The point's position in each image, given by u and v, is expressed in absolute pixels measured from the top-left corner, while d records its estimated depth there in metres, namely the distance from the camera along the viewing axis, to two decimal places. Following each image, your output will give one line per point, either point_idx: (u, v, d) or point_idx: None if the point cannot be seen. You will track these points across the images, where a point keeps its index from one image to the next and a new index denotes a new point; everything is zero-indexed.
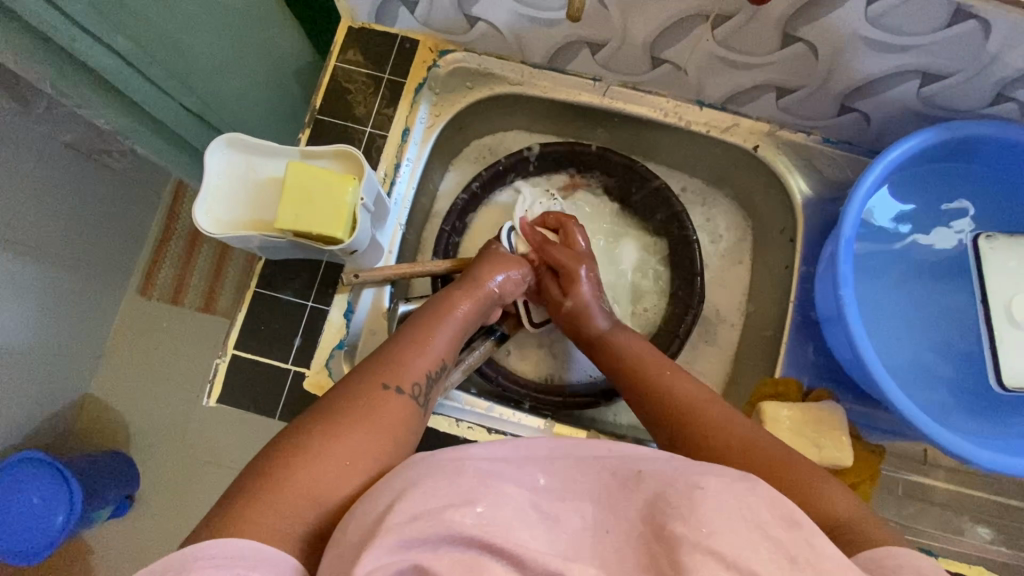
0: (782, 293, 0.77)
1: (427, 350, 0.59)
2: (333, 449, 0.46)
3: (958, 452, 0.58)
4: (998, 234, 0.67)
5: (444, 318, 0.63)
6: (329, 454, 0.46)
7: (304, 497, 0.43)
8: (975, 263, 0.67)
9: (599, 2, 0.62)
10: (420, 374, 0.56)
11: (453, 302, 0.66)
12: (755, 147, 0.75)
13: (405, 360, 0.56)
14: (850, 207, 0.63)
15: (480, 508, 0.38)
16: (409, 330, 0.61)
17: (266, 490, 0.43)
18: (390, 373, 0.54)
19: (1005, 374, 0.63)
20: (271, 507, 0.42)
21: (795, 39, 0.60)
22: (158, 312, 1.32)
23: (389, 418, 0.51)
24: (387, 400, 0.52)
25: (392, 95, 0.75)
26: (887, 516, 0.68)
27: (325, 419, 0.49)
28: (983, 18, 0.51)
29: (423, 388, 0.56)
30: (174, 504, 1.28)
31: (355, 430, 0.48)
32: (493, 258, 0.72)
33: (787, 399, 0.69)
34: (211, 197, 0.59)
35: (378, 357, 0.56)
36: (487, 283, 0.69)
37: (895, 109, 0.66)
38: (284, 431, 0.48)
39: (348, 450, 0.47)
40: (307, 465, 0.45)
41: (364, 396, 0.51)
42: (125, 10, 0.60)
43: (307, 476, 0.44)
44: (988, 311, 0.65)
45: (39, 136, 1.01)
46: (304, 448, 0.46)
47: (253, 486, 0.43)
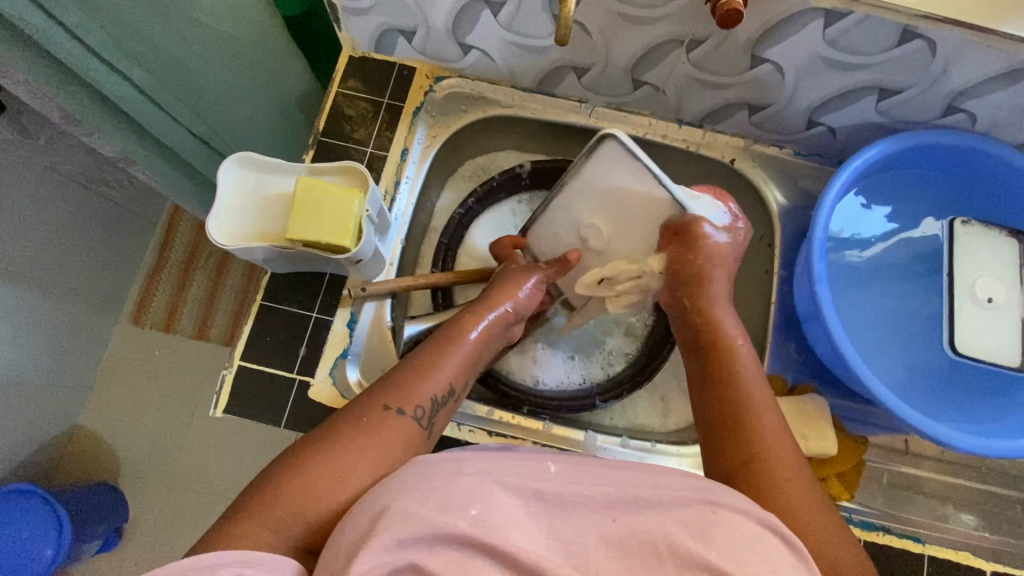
0: (763, 297, 0.81)
1: (436, 374, 0.58)
2: (330, 464, 0.47)
3: (936, 436, 0.62)
4: (971, 220, 0.71)
5: (453, 345, 0.62)
6: (325, 471, 0.47)
7: (296, 513, 0.45)
8: (945, 246, 0.71)
9: (583, 29, 0.67)
10: (425, 397, 0.55)
11: (464, 326, 0.65)
12: (732, 160, 0.81)
13: (411, 385, 0.56)
14: (820, 210, 0.67)
15: (474, 511, 0.40)
16: (419, 353, 0.60)
17: (265, 508, 0.45)
18: (395, 395, 0.54)
19: (969, 350, 0.67)
20: (269, 520, 0.44)
21: (763, 60, 0.65)
22: (153, 338, 1.33)
23: (389, 440, 0.51)
24: (389, 420, 0.52)
25: (391, 118, 0.80)
26: (877, 506, 0.70)
27: (327, 438, 0.49)
28: (928, 37, 0.57)
29: (427, 411, 0.55)
30: (168, 531, 1.26)
31: (355, 450, 0.49)
32: (507, 280, 0.73)
33: (773, 395, 0.73)
34: (224, 211, 0.62)
35: (386, 379, 0.57)
36: (497, 307, 0.69)
37: (858, 122, 0.71)
38: (289, 450, 0.49)
39: (348, 465, 0.48)
40: (303, 481, 0.46)
41: (368, 415, 0.52)
42: (141, 41, 0.65)
43: (303, 492, 0.46)
44: (957, 290, 0.69)
45: (43, 164, 1.04)
46: (303, 465, 0.47)
47: (253, 501, 0.45)
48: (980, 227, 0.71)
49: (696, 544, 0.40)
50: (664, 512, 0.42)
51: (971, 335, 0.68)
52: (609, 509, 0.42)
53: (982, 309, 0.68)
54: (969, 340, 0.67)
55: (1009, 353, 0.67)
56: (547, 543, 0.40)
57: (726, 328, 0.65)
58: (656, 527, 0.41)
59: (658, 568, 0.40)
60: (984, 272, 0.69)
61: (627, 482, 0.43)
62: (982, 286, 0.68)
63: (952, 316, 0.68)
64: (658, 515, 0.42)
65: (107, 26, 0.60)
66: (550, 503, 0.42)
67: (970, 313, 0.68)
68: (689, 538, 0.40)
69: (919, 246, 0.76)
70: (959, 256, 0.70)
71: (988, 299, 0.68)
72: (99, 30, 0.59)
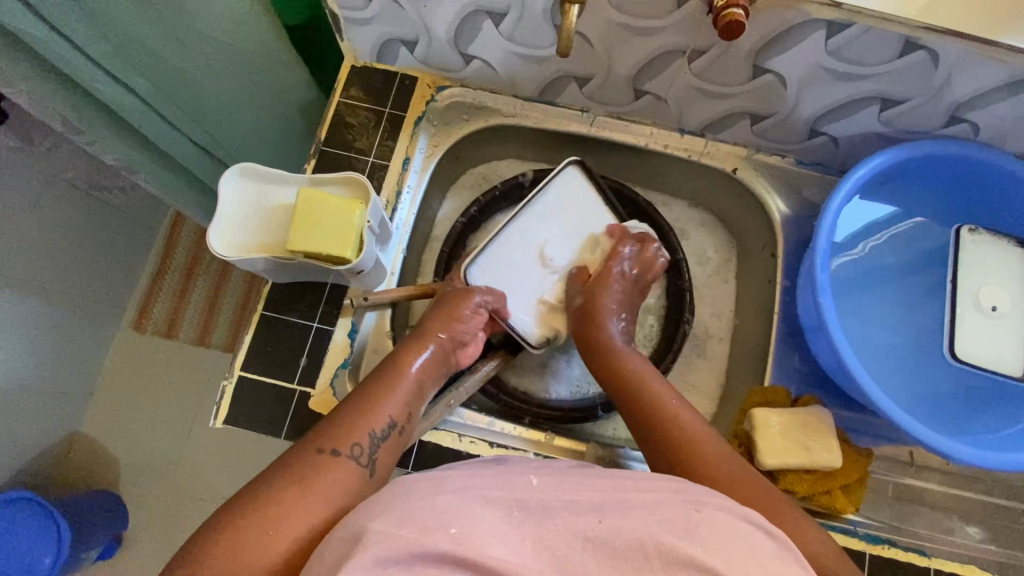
0: (767, 307, 0.80)
1: (373, 411, 0.56)
2: (261, 518, 0.44)
3: (943, 450, 0.61)
4: (981, 229, 0.71)
5: (397, 376, 0.60)
6: (256, 528, 0.44)
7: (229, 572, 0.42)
8: (951, 254, 0.71)
9: (584, 38, 0.67)
10: (362, 434, 0.53)
11: (405, 357, 0.63)
12: (735, 170, 0.80)
13: (350, 422, 0.54)
14: (823, 221, 0.67)
15: (454, 529, 0.38)
16: (355, 393, 0.58)
17: (201, 567, 0.42)
18: (329, 437, 0.52)
19: (973, 359, 0.67)
20: (209, 575, 0.42)
21: (765, 71, 0.65)
22: (154, 345, 1.33)
23: (325, 484, 0.48)
24: (323, 465, 0.49)
25: (393, 127, 0.79)
26: (882, 518, 0.70)
27: (255, 492, 0.47)
28: (930, 48, 0.57)
29: (366, 448, 0.53)
30: (167, 541, 1.25)
31: (285, 503, 0.46)
32: (443, 304, 0.70)
33: (776, 406, 0.72)
34: (226, 223, 0.63)
35: (326, 420, 0.54)
36: (435, 335, 0.66)
37: (861, 131, 0.71)
38: (218, 509, 0.46)
39: (275, 518, 0.45)
40: (232, 539, 0.43)
41: (299, 462, 0.49)
42: (144, 52, 0.65)
43: (232, 551, 0.43)
44: (961, 298, 0.69)
45: (46, 173, 1.04)
46: (231, 523, 0.44)
47: (187, 562, 0.43)
48: (988, 237, 0.71)
49: (681, 542, 0.39)
50: (647, 511, 0.41)
51: (975, 344, 0.67)
52: (594, 510, 0.41)
53: (986, 318, 0.68)
54: (972, 350, 0.67)
55: (1014, 363, 0.66)
56: (535, 556, 0.38)
57: (634, 361, 0.67)
58: (643, 531, 0.39)
59: (644, 568, 0.38)
60: (988, 281, 0.69)
61: (613, 494, 0.42)
62: (987, 294, 0.68)
63: (955, 323, 0.68)
64: (629, 515, 0.40)
65: (110, 37, 0.60)
66: (532, 512, 0.41)
67: (974, 322, 0.68)
68: (674, 536, 0.39)
69: (926, 254, 0.75)
70: (964, 265, 0.69)
71: (992, 308, 0.68)
72: (101, 41, 0.59)
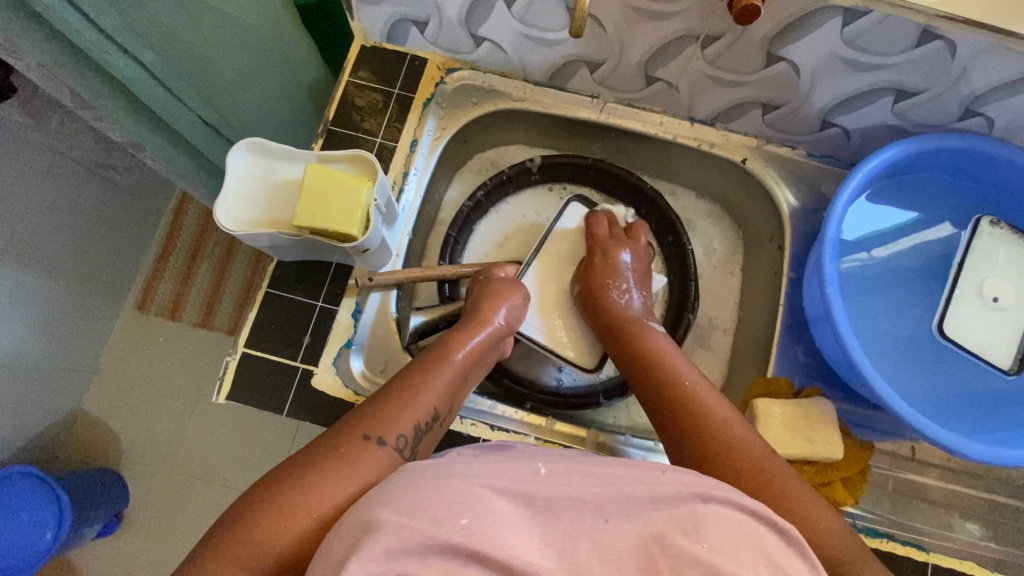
0: (774, 300, 0.80)
1: (419, 401, 0.56)
2: (302, 499, 0.45)
3: (946, 444, 0.61)
4: (1002, 222, 0.71)
5: (443, 367, 0.60)
6: (300, 508, 0.45)
7: (268, 551, 0.43)
8: (964, 243, 0.71)
9: (597, 22, 0.66)
10: (407, 426, 0.53)
11: (449, 345, 0.63)
12: (744, 160, 0.80)
13: (395, 412, 0.53)
14: (832, 211, 0.67)
15: (465, 520, 0.37)
16: (400, 379, 0.58)
17: (241, 537, 0.44)
18: (374, 424, 0.51)
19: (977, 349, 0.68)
20: (246, 547, 0.43)
21: (778, 59, 0.65)
22: (157, 324, 1.34)
23: (368, 472, 0.48)
24: (368, 453, 0.49)
25: (402, 109, 0.79)
26: (881, 513, 0.69)
27: (298, 472, 0.47)
28: (948, 39, 0.56)
29: (410, 440, 0.52)
30: (168, 517, 1.26)
31: (329, 484, 0.46)
32: (494, 294, 0.72)
33: (779, 397, 0.72)
34: (233, 197, 0.62)
35: (371, 404, 0.54)
36: (489, 322, 0.68)
37: (873, 123, 0.70)
38: (258, 484, 0.47)
39: (316, 501, 0.45)
40: (274, 516, 0.44)
41: (344, 448, 0.49)
42: (153, 26, 0.64)
43: (273, 527, 0.44)
44: (963, 288, 0.70)
45: (53, 149, 1.04)
46: (271, 500, 0.45)
47: (226, 534, 0.44)
48: (1007, 231, 0.70)
49: (687, 542, 0.39)
50: (657, 506, 0.41)
51: (968, 328, 0.69)
52: (611, 503, 0.41)
53: (987, 307, 0.69)
54: (966, 332, 0.69)
55: (1006, 355, 0.68)
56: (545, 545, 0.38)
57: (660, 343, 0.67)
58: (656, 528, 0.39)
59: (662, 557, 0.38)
60: (992, 272, 0.70)
61: (625, 489, 0.42)
62: (990, 285, 0.69)
63: (948, 305, 0.70)
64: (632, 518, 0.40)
65: (120, 8, 0.60)
66: (537, 508, 0.40)
67: (972, 309, 0.69)
68: (679, 539, 0.39)
69: (936, 245, 0.75)
70: (974, 254, 0.70)
71: (996, 298, 0.68)
72: (112, 12, 0.59)
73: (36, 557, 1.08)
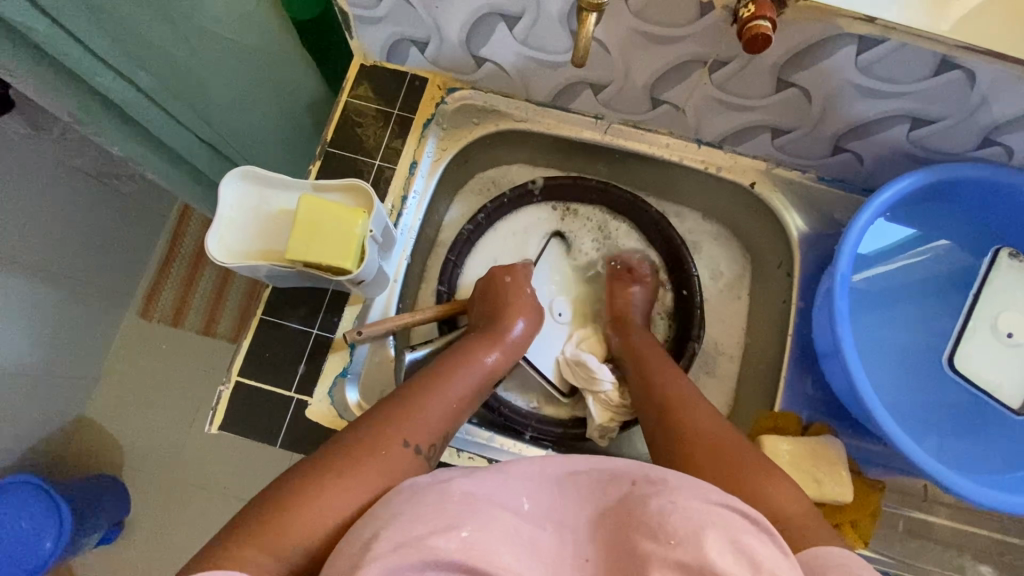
0: (781, 328, 0.78)
1: (450, 405, 0.59)
2: (336, 493, 0.46)
3: (958, 490, 0.58)
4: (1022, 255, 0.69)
5: (473, 372, 0.64)
6: (334, 502, 0.45)
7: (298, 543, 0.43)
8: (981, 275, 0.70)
9: (601, 46, 0.64)
10: (437, 434, 0.55)
11: (480, 354, 0.67)
12: (753, 184, 0.78)
13: (427, 415, 0.56)
14: (845, 242, 0.64)
15: (464, 532, 0.38)
16: (429, 377, 0.60)
17: (270, 528, 0.43)
18: (410, 429, 0.53)
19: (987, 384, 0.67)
20: (277, 539, 0.42)
21: (789, 84, 0.62)
22: (158, 335, 1.33)
23: (400, 473, 0.50)
24: (401, 455, 0.51)
25: (401, 129, 0.77)
26: (892, 554, 0.67)
27: (333, 465, 0.48)
28: (967, 68, 0.54)
29: (436, 448, 0.55)
30: (167, 531, 1.25)
31: (364, 480, 0.47)
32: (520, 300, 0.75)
33: (787, 434, 0.69)
34: (225, 227, 0.61)
35: (402, 399, 0.56)
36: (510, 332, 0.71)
37: (887, 150, 0.68)
38: (285, 475, 0.47)
39: (349, 495, 0.46)
40: (310, 508, 0.44)
41: (378, 445, 0.50)
42: (147, 46, 0.63)
43: (308, 517, 0.44)
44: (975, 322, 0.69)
45: (53, 160, 1.03)
46: (304, 491, 0.45)
47: (254, 523, 0.43)
48: None
49: None
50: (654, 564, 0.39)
51: (979, 362, 0.68)
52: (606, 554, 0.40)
53: (1000, 342, 0.68)
54: (975, 366, 0.68)
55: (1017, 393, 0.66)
56: None
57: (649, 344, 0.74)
58: None
59: None
60: (1009, 308, 0.68)
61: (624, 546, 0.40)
62: (1005, 320, 0.67)
63: (959, 337, 0.69)
64: None
65: (111, 31, 0.58)
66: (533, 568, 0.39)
67: (983, 342, 0.68)
68: None
69: (950, 276, 0.73)
70: (991, 287, 0.69)
71: (1011, 334, 0.67)
72: (105, 35, 0.58)
73: (37, 564, 1.08)
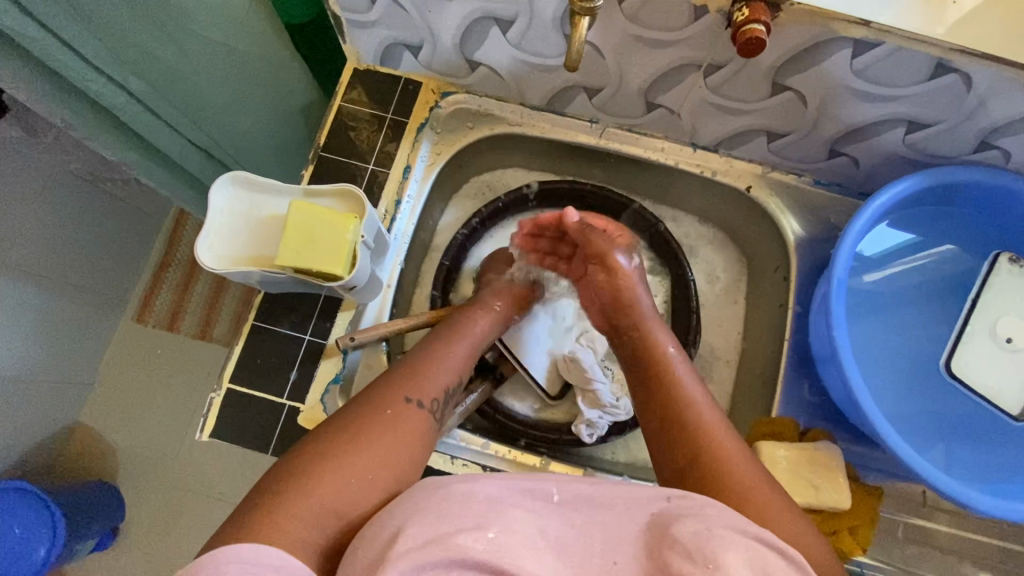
0: (779, 333, 0.77)
1: (447, 367, 0.62)
2: (353, 460, 0.48)
3: (959, 498, 0.58)
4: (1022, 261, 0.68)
5: (465, 336, 0.67)
6: (352, 472, 0.47)
7: (326, 513, 0.45)
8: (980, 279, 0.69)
9: (595, 50, 0.64)
10: (438, 391, 0.59)
11: (472, 323, 0.69)
12: (749, 187, 0.77)
13: (425, 378, 0.59)
14: (841, 246, 0.64)
15: (491, 533, 0.39)
16: (424, 348, 0.63)
17: (292, 504, 0.44)
18: (412, 388, 0.57)
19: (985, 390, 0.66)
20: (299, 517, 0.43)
21: (784, 88, 0.62)
22: (153, 340, 1.32)
23: (409, 432, 0.53)
24: (408, 414, 0.54)
25: (395, 134, 0.77)
26: (891, 561, 0.67)
27: (343, 437, 0.50)
28: (964, 71, 0.53)
29: (439, 403, 0.59)
30: (161, 538, 1.24)
31: (379, 448, 0.50)
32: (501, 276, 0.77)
33: (783, 440, 0.69)
34: (215, 233, 0.60)
35: (398, 370, 0.59)
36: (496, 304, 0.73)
37: (884, 153, 0.68)
38: (295, 454, 0.48)
39: (366, 467, 0.48)
40: (331, 480, 0.46)
41: (386, 411, 0.53)
42: (137, 50, 0.62)
43: (332, 487, 0.46)
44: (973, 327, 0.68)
45: (46, 165, 1.02)
46: (319, 465, 0.47)
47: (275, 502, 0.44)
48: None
49: None
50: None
51: (977, 368, 0.67)
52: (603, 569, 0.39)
53: (999, 347, 0.67)
54: (973, 372, 0.67)
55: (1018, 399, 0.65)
56: None
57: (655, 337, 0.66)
58: None
59: None
60: (1008, 313, 0.67)
61: None
62: (1003, 325, 0.66)
63: (957, 342, 0.68)
64: None
65: (101, 36, 0.58)
66: None
67: (981, 347, 0.67)
68: None
69: (948, 280, 0.72)
70: (989, 292, 0.68)
71: (1010, 339, 0.66)
72: (96, 40, 0.58)
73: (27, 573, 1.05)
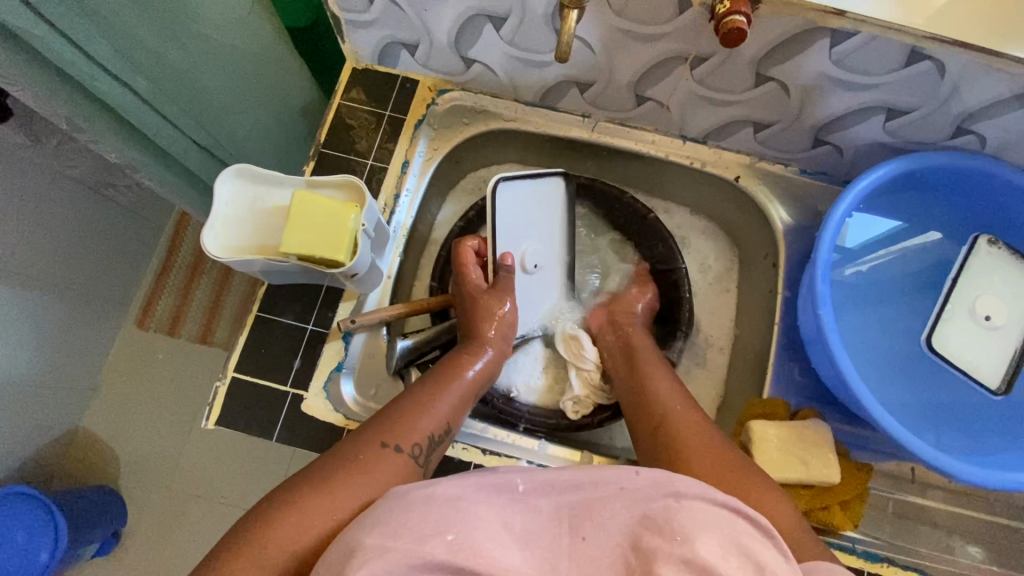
0: (769, 318, 0.79)
1: (432, 411, 0.60)
2: (319, 501, 0.47)
3: (947, 470, 0.60)
4: (1001, 242, 0.71)
5: (454, 377, 0.65)
6: (319, 511, 0.47)
7: (288, 549, 0.45)
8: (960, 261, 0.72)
9: (585, 46, 0.67)
10: (422, 435, 0.57)
11: (462, 363, 0.68)
12: (737, 177, 0.80)
13: (408, 420, 0.58)
14: (825, 231, 0.66)
15: (450, 537, 0.39)
16: (414, 390, 0.62)
17: (256, 541, 0.45)
18: (391, 432, 0.55)
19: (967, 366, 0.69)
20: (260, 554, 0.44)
21: (767, 79, 0.65)
22: (155, 342, 1.33)
23: (386, 476, 0.52)
24: (385, 459, 0.53)
25: (393, 130, 0.79)
26: (883, 537, 0.68)
27: (316, 478, 0.49)
28: (937, 59, 0.56)
29: (424, 448, 0.57)
30: (165, 538, 1.25)
31: (350, 487, 0.49)
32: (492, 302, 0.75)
33: (775, 419, 0.71)
34: (220, 225, 0.62)
35: (387, 414, 0.58)
36: (487, 334, 0.73)
37: (865, 141, 0.70)
38: (270, 494, 0.49)
39: (336, 505, 0.48)
40: (296, 518, 0.46)
41: (362, 455, 0.52)
42: (143, 52, 0.65)
43: (294, 526, 0.46)
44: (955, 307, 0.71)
45: (51, 170, 1.05)
46: (287, 503, 0.47)
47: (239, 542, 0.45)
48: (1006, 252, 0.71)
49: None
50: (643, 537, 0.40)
51: (958, 346, 0.70)
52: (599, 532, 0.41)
53: (978, 326, 0.69)
54: (954, 349, 0.70)
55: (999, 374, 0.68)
56: None
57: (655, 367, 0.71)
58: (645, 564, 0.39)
59: None
60: (987, 292, 0.70)
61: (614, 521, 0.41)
62: (983, 304, 0.69)
63: (938, 321, 0.71)
64: None
65: (110, 38, 0.60)
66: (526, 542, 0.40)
67: (962, 325, 0.70)
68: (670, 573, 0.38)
69: (930, 262, 0.75)
70: (968, 272, 0.71)
71: (990, 318, 0.69)
72: (104, 41, 0.60)
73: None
